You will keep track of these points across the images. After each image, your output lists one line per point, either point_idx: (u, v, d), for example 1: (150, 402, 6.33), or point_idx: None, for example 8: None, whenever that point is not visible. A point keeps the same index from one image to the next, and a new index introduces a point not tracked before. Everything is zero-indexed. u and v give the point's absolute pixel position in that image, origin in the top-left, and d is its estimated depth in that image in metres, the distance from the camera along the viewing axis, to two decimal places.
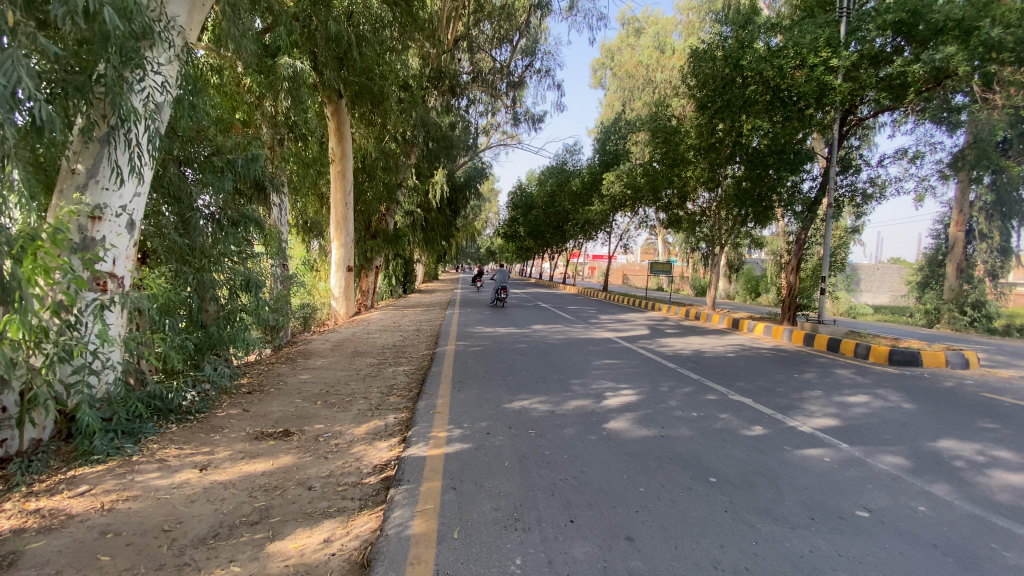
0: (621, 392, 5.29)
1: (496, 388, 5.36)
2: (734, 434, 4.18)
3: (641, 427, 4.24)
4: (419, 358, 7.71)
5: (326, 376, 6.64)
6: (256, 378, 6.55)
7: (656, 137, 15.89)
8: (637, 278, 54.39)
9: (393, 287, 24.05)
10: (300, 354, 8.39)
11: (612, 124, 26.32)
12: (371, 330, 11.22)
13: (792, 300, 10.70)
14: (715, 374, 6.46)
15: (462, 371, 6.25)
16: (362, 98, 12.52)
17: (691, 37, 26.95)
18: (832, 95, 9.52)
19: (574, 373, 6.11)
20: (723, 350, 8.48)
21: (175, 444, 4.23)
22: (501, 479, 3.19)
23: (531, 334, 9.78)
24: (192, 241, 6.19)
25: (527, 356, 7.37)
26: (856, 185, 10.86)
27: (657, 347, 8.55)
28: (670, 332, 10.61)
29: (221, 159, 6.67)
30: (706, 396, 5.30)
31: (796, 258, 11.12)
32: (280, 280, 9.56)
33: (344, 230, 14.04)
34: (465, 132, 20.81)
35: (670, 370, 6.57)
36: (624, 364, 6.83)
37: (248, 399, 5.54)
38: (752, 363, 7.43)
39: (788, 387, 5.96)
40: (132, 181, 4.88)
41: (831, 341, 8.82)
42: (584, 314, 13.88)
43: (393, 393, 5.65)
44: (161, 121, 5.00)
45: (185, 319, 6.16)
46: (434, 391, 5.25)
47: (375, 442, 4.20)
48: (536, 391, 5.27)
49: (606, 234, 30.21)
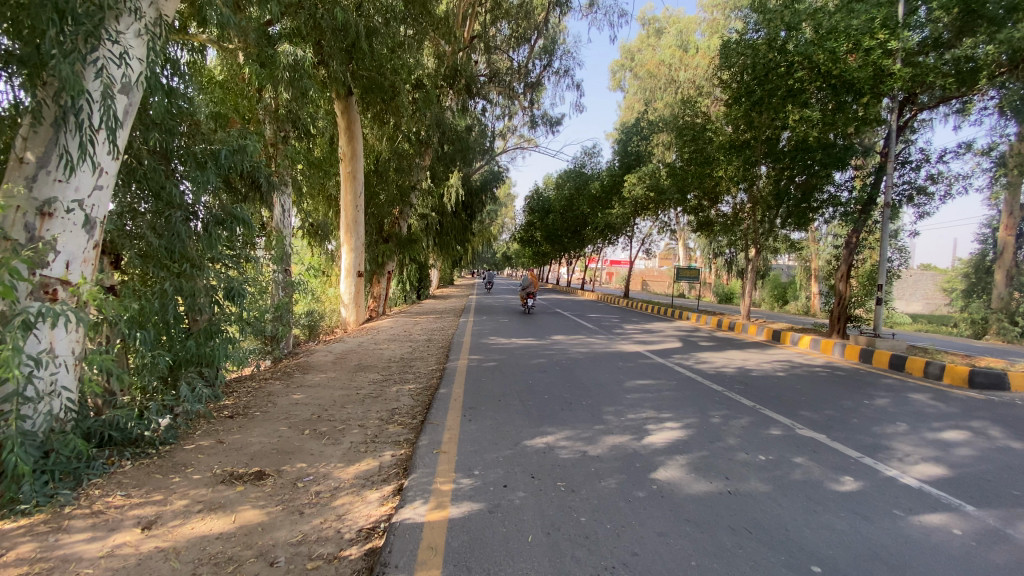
0: (665, 426, 4.40)
1: (514, 417, 4.51)
2: (823, 493, 3.24)
3: (699, 478, 3.35)
4: (427, 375, 6.89)
5: (322, 397, 5.84)
6: (243, 399, 5.76)
7: (684, 136, 14.90)
8: (656, 284, 53.09)
9: (407, 293, 23.39)
10: (299, 369, 7.60)
11: (634, 126, 25.41)
12: (379, 340, 10.45)
13: (843, 309, 9.71)
14: (771, 401, 5.52)
15: (474, 393, 5.41)
16: (372, 94, 11.82)
17: (716, 35, 25.97)
18: (891, 81, 8.62)
19: (605, 398, 5.24)
20: (771, 368, 7.49)
21: (123, 489, 3.45)
22: (523, 568, 2.32)
23: (551, 347, 8.90)
24: (172, 246, 5.38)
25: (550, 373, 6.51)
26: (914, 181, 9.75)
27: (694, 364, 7.61)
28: (705, 346, 9.63)
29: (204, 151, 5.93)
30: (768, 433, 4.37)
31: (846, 264, 9.99)
32: (282, 286, 8.88)
33: (354, 233, 13.35)
34: (482, 135, 20.10)
35: (717, 394, 5.64)
36: (661, 386, 5.94)
37: (227, 427, 4.75)
38: (809, 386, 6.44)
39: (864, 420, 4.98)
40: (90, 170, 4.06)
41: (895, 358, 7.78)
42: (606, 323, 12.95)
43: (392, 421, 4.82)
44: (123, 101, 4.17)
45: (163, 332, 5.41)
46: (441, 421, 4.42)
47: (365, 492, 3.36)
48: (564, 422, 4.41)
49: (627, 239, 29.23)
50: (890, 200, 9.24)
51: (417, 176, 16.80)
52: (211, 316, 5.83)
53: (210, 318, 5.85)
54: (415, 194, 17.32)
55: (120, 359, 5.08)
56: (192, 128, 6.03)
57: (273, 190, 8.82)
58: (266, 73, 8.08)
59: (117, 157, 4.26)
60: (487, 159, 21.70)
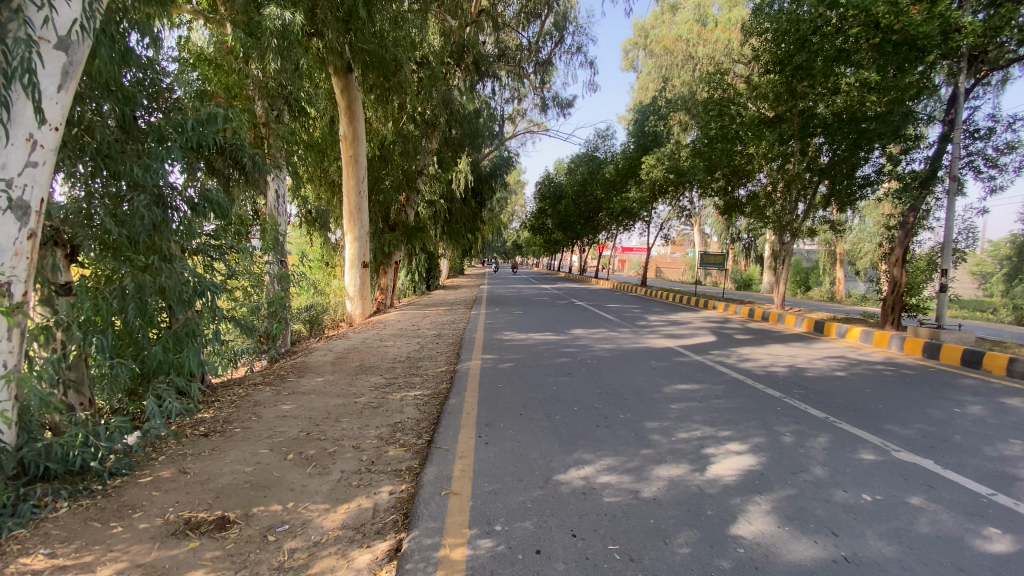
0: (729, 450, 3.56)
1: (541, 438, 3.69)
2: (971, 558, 2.39)
3: (798, 535, 2.51)
4: (435, 379, 6.07)
5: (315, 408, 5.05)
6: (225, 410, 4.96)
7: (709, 111, 13.86)
8: (671, 272, 52.06)
9: (416, 284, 22.73)
10: (295, 371, 6.83)
11: (651, 105, 24.20)
12: (384, 336, 9.65)
13: (898, 298, 8.81)
14: (845, 413, 4.63)
15: (490, 403, 4.60)
16: (374, 68, 10.85)
17: (737, 8, 24.59)
18: (961, 37, 7.53)
19: (646, 410, 4.40)
20: (827, 367, 6.57)
21: (45, 547, 2.66)
22: None
23: (573, 343, 8.05)
24: (134, 236, 4.51)
25: (575, 377, 5.66)
26: (979, 152, 8.69)
27: (737, 362, 6.74)
28: (742, 339, 8.74)
29: (168, 121, 4.98)
30: (859, 462, 3.50)
31: (900, 247, 8.97)
32: (276, 279, 8.14)
33: (358, 220, 12.52)
34: (491, 118, 19.15)
35: (778, 403, 4.77)
36: (709, 393, 5.07)
37: (197, 450, 3.97)
38: (880, 391, 5.53)
39: (969, 437, 4.07)
40: (15, 145, 3.10)
41: (969, 354, 6.83)
42: (629, 315, 12.05)
43: (394, 441, 4.01)
44: (52, 56, 3.19)
45: (124, 338, 4.54)
46: (451, 445, 3.61)
47: (353, 552, 2.57)
48: (603, 445, 3.57)
49: (643, 225, 28.14)
50: (955, 173, 8.19)
51: (424, 160, 15.90)
52: (190, 315, 4.95)
53: (187, 318, 4.92)
54: (422, 179, 16.38)
55: (76, 368, 4.30)
56: (159, 99, 5.13)
57: (262, 173, 7.98)
58: (252, 42, 7.07)
59: (54, 127, 3.24)
60: (497, 144, 20.82)
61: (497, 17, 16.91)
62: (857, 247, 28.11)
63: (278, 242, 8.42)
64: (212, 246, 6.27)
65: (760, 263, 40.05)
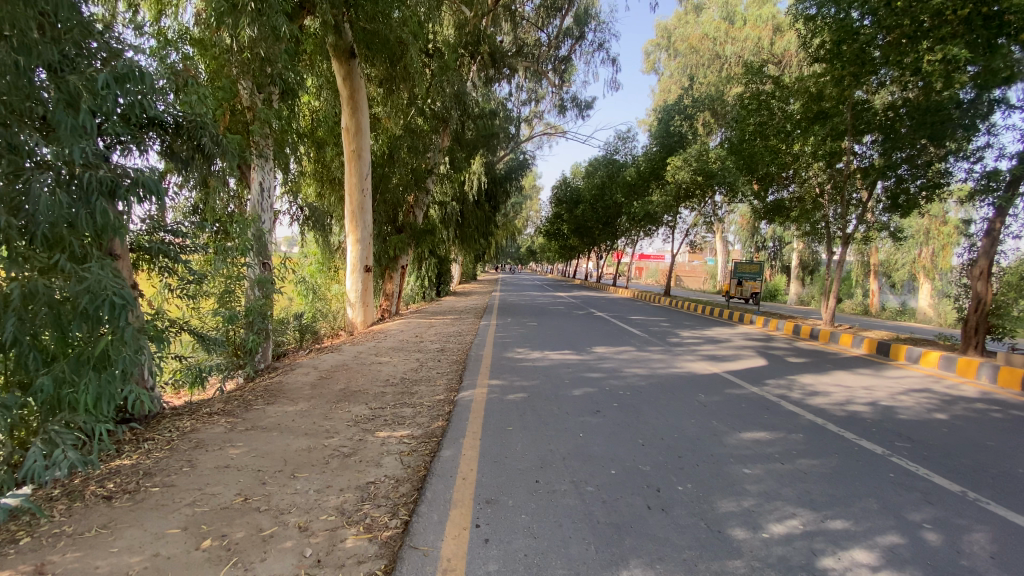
0: (858, 565, 2.33)
1: (570, 536, 2.48)
2: None
3: None
4: (431, 410, 4.90)
5: (272, 452, 3.90)
6: (154, 456, 3.86)
7: (747, 106, 12.76)
8: (691, 281, 50.62)
9: (426, 290, 21.65)
10: (266, 395, 5.66)
11: (675, 105, 22.97)
12: (380, 350, 8.46)
13: (982, 318, 7.51)
14: (987, 485, 3.32)
15: (496, 460, 3.42)
16: (376, 49, 9.77)
17: (768, 6, 23.38)
18: None
19: (711, 479, 3.19)
20: (921, 406, 5.26)
21: None
22: None
23: (598, 365, 6.81)
24: (33, 226, 3.30)
25: (607, 416, 4.43)
26: None
27: (804, 396, 5.45)
28: (797, 364, 7.41)
29: (78, 78, 3.59)
30: None
31: (987, 258, 7.51)
32: (255, 285, 7.07)
33: (361, 221, 11.45)
34: (507, 116, 18.08)
35: (889, 470, 3.50)
36: (790, 449, 3.79)
37: (85, 526, 2.88)
38: (1009, 444, 4.18)
39: None
40: None
41: None
42: (657, 329, 10.75)
43: (357, 521, 2.83)
44: None
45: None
46: (434, 546, 2.42)
47: None
48: (664, 552, 2.36)
49: (665, 231, 26.80)
50: None
51: (433, 157, 14.91)
52: (102, 334, 3.55)
53: (96, 338, 3.55)
54: (432, 179, 15.24)
55: None
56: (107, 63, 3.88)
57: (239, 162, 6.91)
58: (227, 7, 6.12)
59: None
60: (512, 146, 19.79)
61: (515, 10, 15.96)
62: (893, 258, 26.78)
63: (261, 241, 7.35)
64: (166, 245, 4.99)
65: (785, 273, 38.51)
